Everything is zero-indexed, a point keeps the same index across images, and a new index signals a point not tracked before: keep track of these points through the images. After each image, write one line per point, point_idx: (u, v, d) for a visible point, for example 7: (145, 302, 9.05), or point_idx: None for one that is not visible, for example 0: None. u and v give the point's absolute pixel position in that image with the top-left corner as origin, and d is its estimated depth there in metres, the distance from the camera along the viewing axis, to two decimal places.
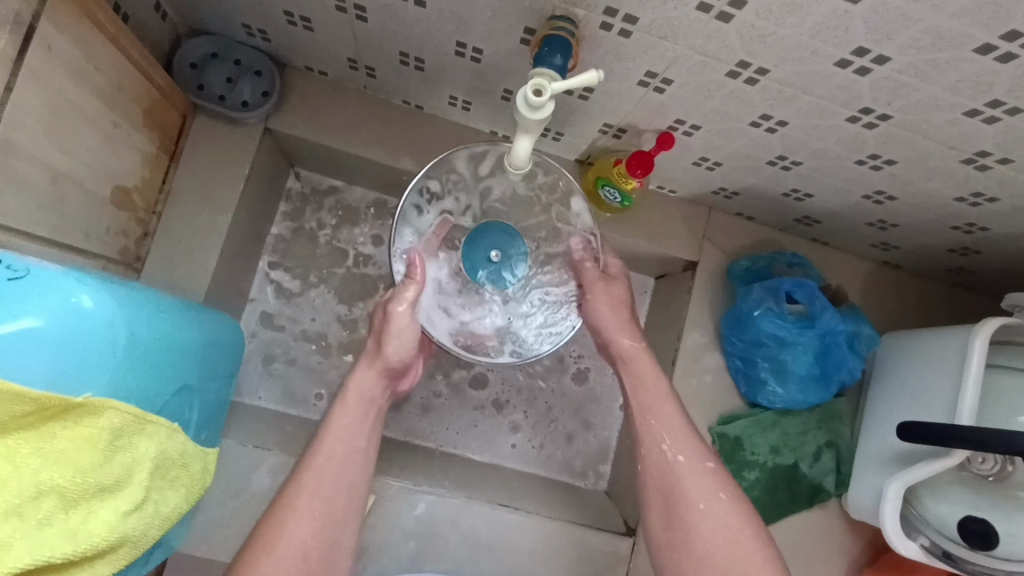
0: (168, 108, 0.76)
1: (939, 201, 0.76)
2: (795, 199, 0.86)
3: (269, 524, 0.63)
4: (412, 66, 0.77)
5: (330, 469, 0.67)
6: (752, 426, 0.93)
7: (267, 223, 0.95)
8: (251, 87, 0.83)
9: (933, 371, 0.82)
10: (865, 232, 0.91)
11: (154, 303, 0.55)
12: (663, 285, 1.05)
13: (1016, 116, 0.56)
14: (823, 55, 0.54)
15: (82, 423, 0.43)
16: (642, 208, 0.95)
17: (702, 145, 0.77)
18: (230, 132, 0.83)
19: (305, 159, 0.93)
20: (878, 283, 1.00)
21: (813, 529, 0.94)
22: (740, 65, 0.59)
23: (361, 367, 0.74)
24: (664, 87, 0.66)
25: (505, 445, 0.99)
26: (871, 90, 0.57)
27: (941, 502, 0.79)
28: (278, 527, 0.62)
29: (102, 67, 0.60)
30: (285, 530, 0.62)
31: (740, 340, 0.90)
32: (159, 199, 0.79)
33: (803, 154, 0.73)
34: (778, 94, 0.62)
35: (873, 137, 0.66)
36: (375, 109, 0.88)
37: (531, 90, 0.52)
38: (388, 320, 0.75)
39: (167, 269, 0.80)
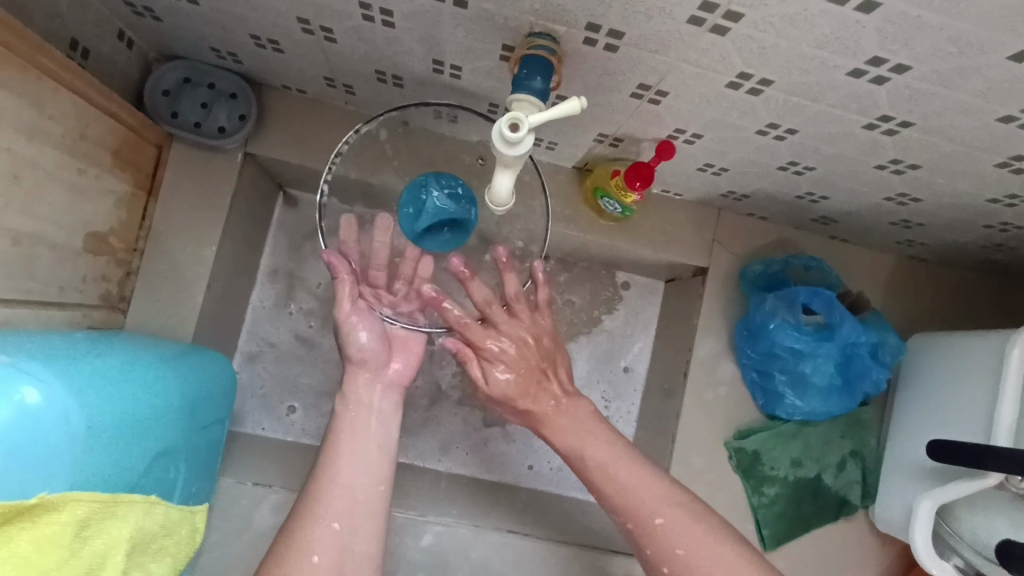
0: (140, 143, 0.73)
1: (970, 202, 0.69)
2: (810, 200, 0.80)
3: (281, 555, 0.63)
4: (390, 83, 0.73)
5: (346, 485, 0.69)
6: (771, 439, 0.88)
7: (258, 248, 0.92)
8: (227, 112, 0.78)
9: (965, 383, 0.77)
10: (889, 230, 0.85)
11: (126, 367, 0.53)
12: (673, 289, 1.00)
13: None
14: (833, 65, 0.48)
15: (41, 521, 0.41)
16: (647, 213, 0.89)
17: (706, 153, 0.72)
18: (208, 160, 0.80)
19: (291, 180, 0.90)
20: (904, 279, 0.94)
21: (839, 542, 0.90)
22: (740, 77, 0.53)
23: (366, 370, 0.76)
24: (658, 99, 0.61)
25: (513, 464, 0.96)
26: (890, 98, 0.51)
27: (975, 523, 0.74)
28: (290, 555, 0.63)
29: (58, 117, 0.57)
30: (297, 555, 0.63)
31: (755, 352, 0.85)
32: (141, 236, 0.77)
33: (817, 160, 0.67)
34: (785, 104, 0.56)
35: (893, 143, 0.59)
36: (358, 126, 0.84)
37: (507, 125, 0.47)
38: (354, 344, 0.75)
39: (155, 309, 0.77)
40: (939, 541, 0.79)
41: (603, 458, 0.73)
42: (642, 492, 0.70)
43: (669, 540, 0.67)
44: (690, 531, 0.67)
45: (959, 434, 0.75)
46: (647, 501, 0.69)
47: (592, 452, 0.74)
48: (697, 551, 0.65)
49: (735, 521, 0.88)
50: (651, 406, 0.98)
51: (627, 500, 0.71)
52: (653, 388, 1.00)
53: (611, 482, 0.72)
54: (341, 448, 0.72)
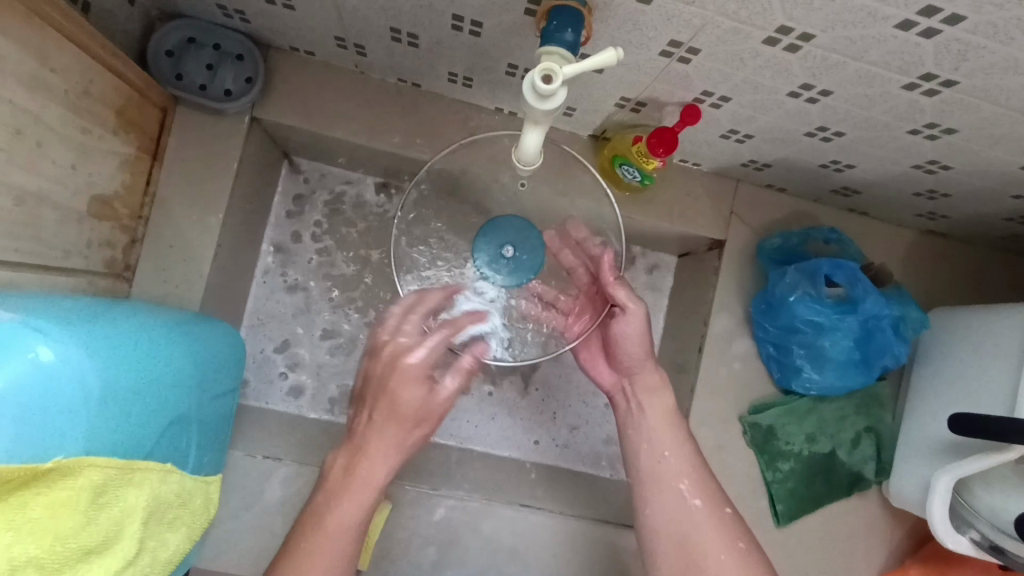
0: (144, 104, 0.70)
1: (1003, 170, 0.67)
2: (834, 169, 0.78)
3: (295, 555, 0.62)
4: (405, 42, 0.70)
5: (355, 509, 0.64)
6: (786, 415, 0.87)
7: (263, 218, 0.89)
8: (234, 73, 0.75)
9: (989, 357, 0.75)
10: (911, 202, 0.83)
11: (139, 332, 0.51)
12: (687, 263, 0.99)
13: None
14: (881, 16, 0.46)
15: (58, 486, 0.39)
16: (664, 184, 0.87)
17: (732, 118, 0.69)
18: (214, 125, 0.77)
19: (298, 147, 0.87)
20: (922, 254, 0.93)
21: (851, 516, 0.90)
22: (779, 31, 0.51)
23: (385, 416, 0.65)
24: (689, 57, 0.58)
25: (524, 439, 0.95)
26: (936, 54, 0.49)
27: (994, 497, 0.74)
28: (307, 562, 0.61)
29: (60, 70, 0.54)
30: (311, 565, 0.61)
31: (773, 326, 0.84)
32: (145, 202, 0.74)
33: (847, 125, 0.65)
34: (823, 61, 0.54)
35: (931, 105, 0.57)
36: (368, 90, 0.81)
37: (540, 77, 0.44)
38: (402, 373, 0.64)
39: (161, 278, 0.75)
40: (955, 514, 0.79)
41: (663, 440, 0.72)
42: (682, 442, 0.72)
43: (683, 491, 0.69)
44: (712, 498, 0.69)
45: (980, 408, 0.75)
46: (673, 460, 0.71)
47: (650, 446, 0.72)
48: (707, 514, 0.68)
49: (748, 496, 0.88)
50: None
51: (662, 488, 0.70)
52: (666, 363, 0.99)
53: (666, 515, 0.69)
54: (352, 484, 0.64)
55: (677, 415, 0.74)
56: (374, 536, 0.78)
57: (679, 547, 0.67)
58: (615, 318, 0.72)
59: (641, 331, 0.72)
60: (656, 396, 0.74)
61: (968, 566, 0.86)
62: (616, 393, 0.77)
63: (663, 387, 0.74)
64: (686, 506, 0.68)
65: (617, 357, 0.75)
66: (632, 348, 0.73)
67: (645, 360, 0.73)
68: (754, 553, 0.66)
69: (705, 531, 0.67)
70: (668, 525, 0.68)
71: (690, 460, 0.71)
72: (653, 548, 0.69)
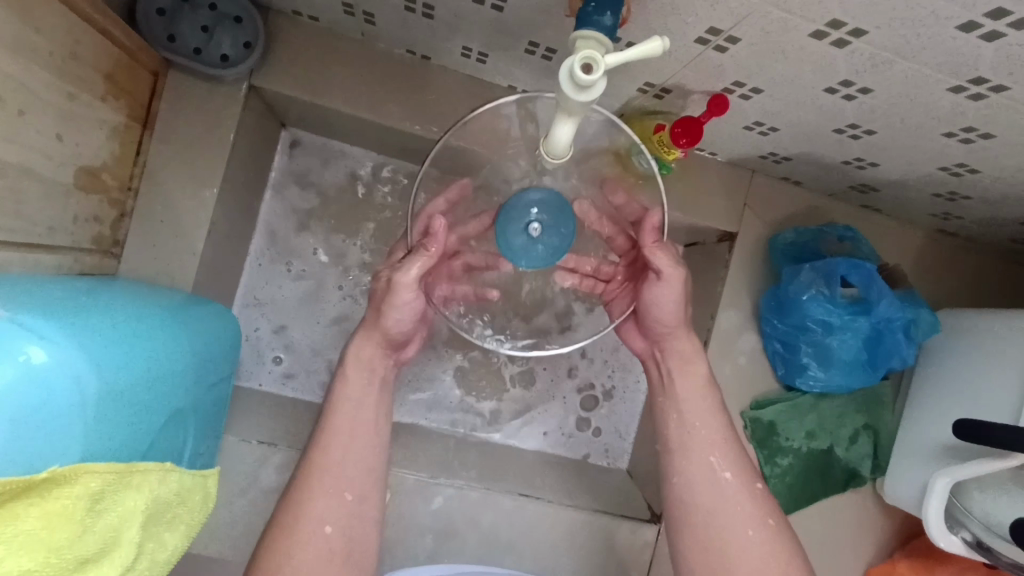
0: (134, 67, 0.64)
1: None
2: (856, 166, 0.76)
3: (310, 475, 0.63)
4: (419, 12, 0.65)
5: (345, 436, 0.65)
6: (788, 411, 0.87)
7: (259, 192, 0.85)
8: (231, 37, 0.70)
9: (995, 362, 0.75)
10: (929, 202, 0.82)
11: (135, 322, 0.48)
12: (695, 254, 0.97)
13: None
14: (943, 16, 0.43)
15: (51, 496, 0.36)
16: (679, 172, 0.84)
17: (760, 110, 0.67)
18: (209, 92, 0.72)
19: (297, 118, 0.82)
20: (931, 254, 0.92)
21: (844, 512, 0.91)
22: (829, 25, 0.48)
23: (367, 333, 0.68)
24: (726, 46, 0.55)
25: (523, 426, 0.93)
26: (994, 58, 0.47)
27: (989, 501, 0.75)
28: (321, 478, 0.63)
29: (45, 29, 0.49)
30: (327, 481, 0.63)
31: (782, 323, 0.83)
32: (135, 174, 0.69)
33: (880, 124, 0.62)
34: (870, 59, 0.51)
35: (975, 109, 0.55)
36: (375, 61, 0.76)
37: (580, 65, 0.41)
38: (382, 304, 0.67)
39: (152, 255, 0.71)
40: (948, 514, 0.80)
41: (693, 409, 0.71)
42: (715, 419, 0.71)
43: (715, 464, 0.69)
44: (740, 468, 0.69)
45: (984, 414, 0.75)
46: (704, 431, 0.70)
47: (678, 415, 0.72)
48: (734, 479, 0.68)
49: None
50: None
51: (690, 455, 0.70)
52: None
53: (693, 487, 0.68)
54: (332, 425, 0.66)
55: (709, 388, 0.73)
56: None
57: (705, 515, 0.67)
58: (650, 283, 0.68)
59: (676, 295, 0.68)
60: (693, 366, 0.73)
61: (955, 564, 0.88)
62: (648, 359, 0.77)
63: (700, 359, 0.73)
64: (716, 475, 0.68)
65: (647, 323, 0.73)
66: (664, 315, 0.70)
67: (677, 325, 0.72)
68: (784, 533, 0.66)
69: (732, 504, 0.67)
70: (694, 494, 0.68)
71: (719, 433, 0.70)
72: (674, 514, 0.69)
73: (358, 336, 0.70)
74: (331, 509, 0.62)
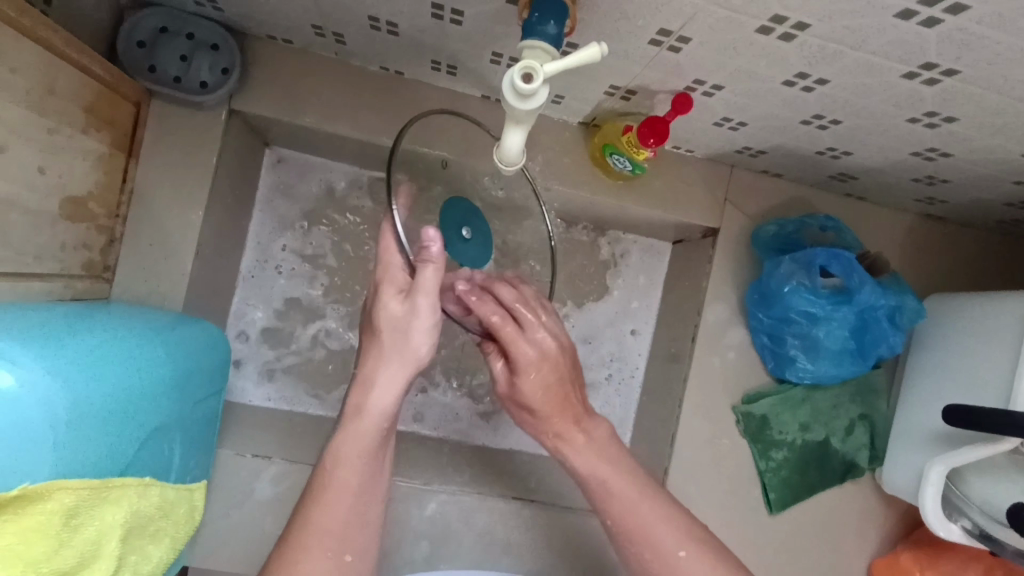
0: (116, 98, 0.67)
1: (1005, 157, 0.65)
2: (831, 156, 0.76)
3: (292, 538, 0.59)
4: (385, 30, 0.67)
5: (359, 463, 0.61)
6: (780, 404, 0.87)
7: (247, 211, 0.87)
8: (210, 64, 0.72)
9: (986, 346, 0.74)
10: (911, 187, 0.81)
11: (113, 343, 0.50)
12: (681, 251, 0.97)
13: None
14: (880, 5, 0.44)
15: (28, 511, 0.38)
16: (656, 171, 0.85)
17: (726, 106, 0.67)
18: (191, 118, 0.74)
19: (280, 138, 0.85)
20: (920, 239, 0.91)
21: (843, 504, 0.90)
22: (773, 20, 0.49)
23: (388, 360, 0.60)
24: (680, 46, 0.56)
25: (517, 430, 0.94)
26: (939, 43, 0.47)
27: (986, 486, 0.74)
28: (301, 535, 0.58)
29: (21, 69, 0.51)
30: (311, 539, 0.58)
31: (767, 316, 0.83)
32: (122, 201, 0.72)
33: (844, 113, 0.63)
34: (821, 51, 0.52)
35: (934, 94, 0.55)
36: (350, 79, 0.78)
37: (519, 75, 0.42)
38: (405, 318, 0.58)
39: (142, 277, 0.74)
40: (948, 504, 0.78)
41: (568, 436, 0.69)
42: (601, 447, 0.69)
43: (635, 491, 0.67)
44: (643, 485, 0.67)
45: (974, 399, 0.74)
46: (585, 457, 0.68)
47: (560, 452, 0.69)
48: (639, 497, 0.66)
49: (742, 485, 0.88)
50: (657, 370, 0.97)
51: (602, 490, 0.67)
52: (659, 352, 0.98)
53: (620, 524, 0.66)
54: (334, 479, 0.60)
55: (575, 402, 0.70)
56: None
57: (640, 540, 0.65)
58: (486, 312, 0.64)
59: (551, 362, 0.66)
60: (593, 430, 0.70)
61: (959, 552, 0.86)
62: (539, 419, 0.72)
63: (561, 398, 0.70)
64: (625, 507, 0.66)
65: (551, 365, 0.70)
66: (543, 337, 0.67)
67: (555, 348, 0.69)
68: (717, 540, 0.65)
69: (655, 522, 0.65)
70: (620, 531, 0.66)
71: (609, 462, 0.68)
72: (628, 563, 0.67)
73: (374, 350, 0.61)
74: (342, 551, 0.60)
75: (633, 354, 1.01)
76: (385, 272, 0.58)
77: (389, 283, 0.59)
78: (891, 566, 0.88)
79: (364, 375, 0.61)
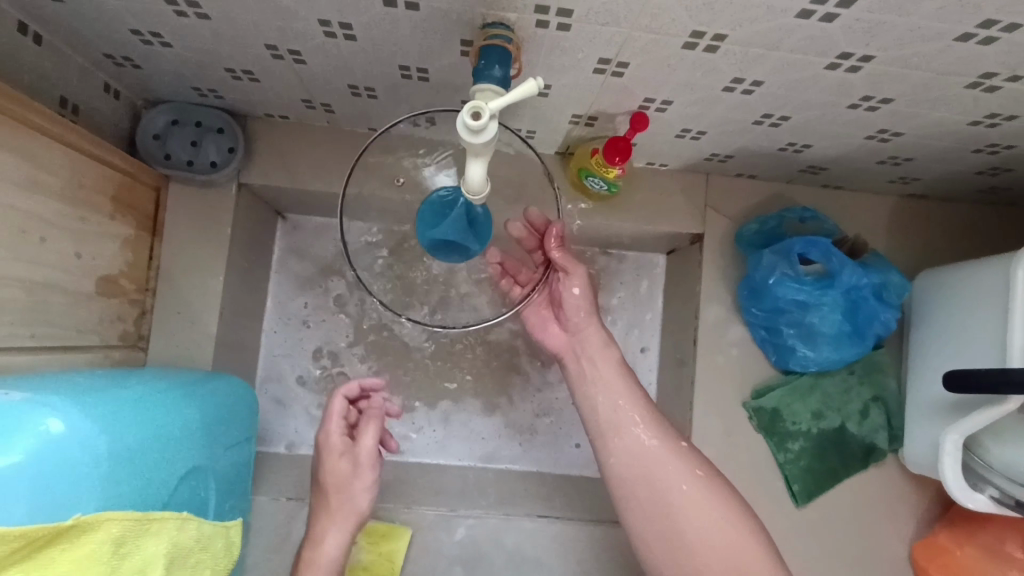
0: (138, 186, 0.76)
1: (953, 128, 0.69)
2: (793, 150, 0.80)
3: None
4: (365, 95, 0.75)
5: None
6: (789, 395, 0.88)
7: (264, 274, 0.95)
8: (216, 146, 0.81)
9: (977, 311, 0.76)
10: (880, 170, 0.84)
11: (148, 394, 0.56)
12: (674, 261, 1.01)
13: (1015, 33, 0.50)
14: (780, 9, 0.49)
15: (80, 542, 0.44)
16: (635, 188, 0.90)
17: (681, 118, 0.72)
18: (204, 195, 0.83)
19: (287, 203, 0.93)
20: (904, 219, 0.93)
21: (872, 490, 0.90)
22: (694, 36, 0.54)
23: (337, 522, 0.73)
24: (622, 70, 0.62)
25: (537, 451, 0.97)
26: (845, 33, 0.52)
27: (1004, 449, 0.74)
28: None
29: (54, 169, 0.60)
30: None
31: (759, 309, 0.85)
32: (150, 276, 0.80)
33: (789, 109, 0.67)
34: (745, 56, 0.57)
35: (862, 79, 0.60)
36: (342, 142, 0.86)
37: (469, 115, 0.48)
38: (350, 480, 0.74)
39: (173, 343, 0.81)
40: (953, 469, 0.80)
41: (610, 384, 0.77)
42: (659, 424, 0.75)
43: (641, 433, 0.74)
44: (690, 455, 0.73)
45: (974, 363, 0.75)
46: (625, 403, 0.76)
47: (604, 395, 0.77)
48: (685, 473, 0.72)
49: (764, 481, 0.88)
50: (667, 378, 0.99)
51: (612, 430, 0.75)
52: (667, 360, 1.00)
53: (628, 460, 0.73)
54: None
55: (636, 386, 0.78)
56: (396, 562, 0.82)
57: (642, 470, 0.72)
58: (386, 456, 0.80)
59: (585, 285, 0.76)
60: (598, 358, 0.78)
61: None
62: (570, 356, 0.81)
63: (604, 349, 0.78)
64: (639, 438, 0.73)
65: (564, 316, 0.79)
66: (577, 308, 0.77)
67: (589, 315, 0.78)
68: (713, 475, 0.72)
69: (668, 463, 0.72)
70: (624, 467, 0.73)
71: (635, 399, 0.76)
72: (617, 488, 0.73)
73: (323, 513, 0.74)
74: None
75: (643, 366, 1.04)
76: (325, 443, 0.75)
77: (336, 455, 0.74)
78: (933, 548, 0.87)
79: (314, 534, 0.73)
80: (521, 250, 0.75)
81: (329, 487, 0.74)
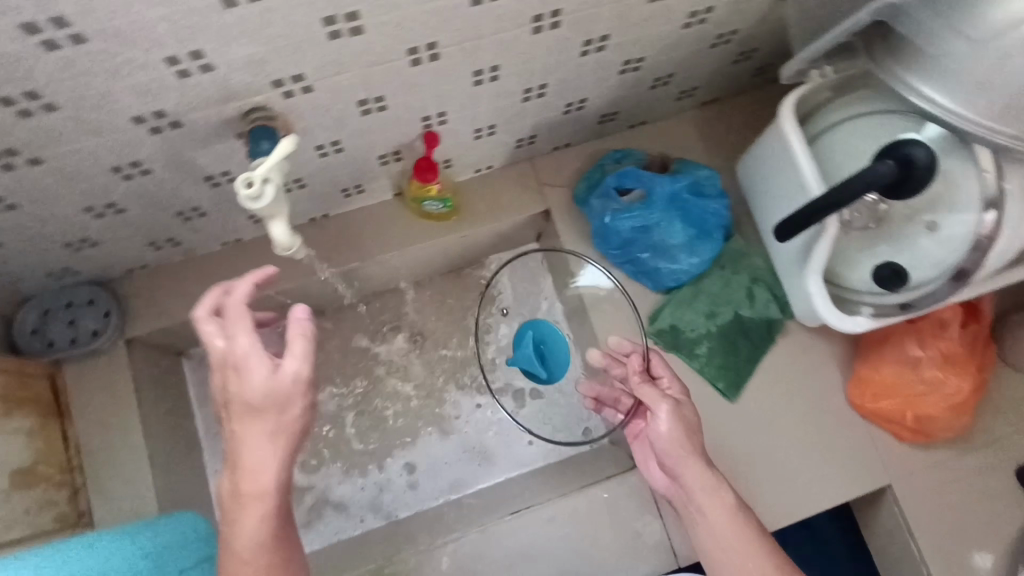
0: (26, 379, 0.80)
1: (676, 38, 0.80)
2: (577, 109, 0.90)
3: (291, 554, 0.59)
4: (197, 216, 0.82)
5: None
6: (679, 308, 0.96)
7: (186, 412, 0.99)
8: (91, 315, 0.87)
9: (777, 170, 0.86)
10: (660, 95, 0.95)
11: (70, 549, 0.59)
12: (544, 243, 1.10)
13: None
14: (453, 6, 0.59)
15: None
16: (474, 196, 0.99)
17: (465, 122, 0.82)
18: (96, 364, 0.88)
19: (181, 340, 0.98)
20: (707, 125, 1.04)
21: (786, 358, 0.97)
22: (411, 53, 0.64)
23: (245, 508, 0.55)
24: (382, 104, 0.71)
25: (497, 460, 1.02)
26: (519, 3, 0.62)
27: (854, 269, 0.82)
28: None
29: None
30: None
31: (616, 248, 0.93)
32: (70, 456, 0.84)
33: (537, 78, 0.77)
34: (464, 52, 0.67)
35: (569, 32, 0.70)
36: (204, 266, 0.93)
37: (242, 184, 0.56)
38: (241, 378, 0.54)
39: (115, 507, 0.84)
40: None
41: (685, 470, 0.72)
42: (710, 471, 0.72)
43: (709, 520, 0.71)
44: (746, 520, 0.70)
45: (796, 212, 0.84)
46: (698, 491, 0.71)
47: (681, 473, 0.72)
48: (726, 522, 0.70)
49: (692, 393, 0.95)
50: None
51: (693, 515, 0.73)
52: None
53: (710, 533, 0.71)
54: None
55: (741, 510, 0.71)
56: None
57: (713, 550, 0.71)
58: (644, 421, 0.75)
59: (676, 428, 0.73)
60: (672, 448, 0.72)
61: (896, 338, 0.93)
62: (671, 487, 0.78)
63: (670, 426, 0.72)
64: (711, 525, 0.71)
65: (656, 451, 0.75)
66: (660, 441, 0.73)
67: (680, 455, 0.72)
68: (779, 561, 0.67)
69: (735, 552, 0.69)
70: (701, 540, 0.72)
71: (699, 471, 0.72)
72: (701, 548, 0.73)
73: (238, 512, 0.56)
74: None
75: None
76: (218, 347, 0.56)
77: (224, 365, 0.55)
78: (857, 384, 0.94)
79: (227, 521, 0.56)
80: (608, 383, 0.86)
81: (234, 461, 0.56)
